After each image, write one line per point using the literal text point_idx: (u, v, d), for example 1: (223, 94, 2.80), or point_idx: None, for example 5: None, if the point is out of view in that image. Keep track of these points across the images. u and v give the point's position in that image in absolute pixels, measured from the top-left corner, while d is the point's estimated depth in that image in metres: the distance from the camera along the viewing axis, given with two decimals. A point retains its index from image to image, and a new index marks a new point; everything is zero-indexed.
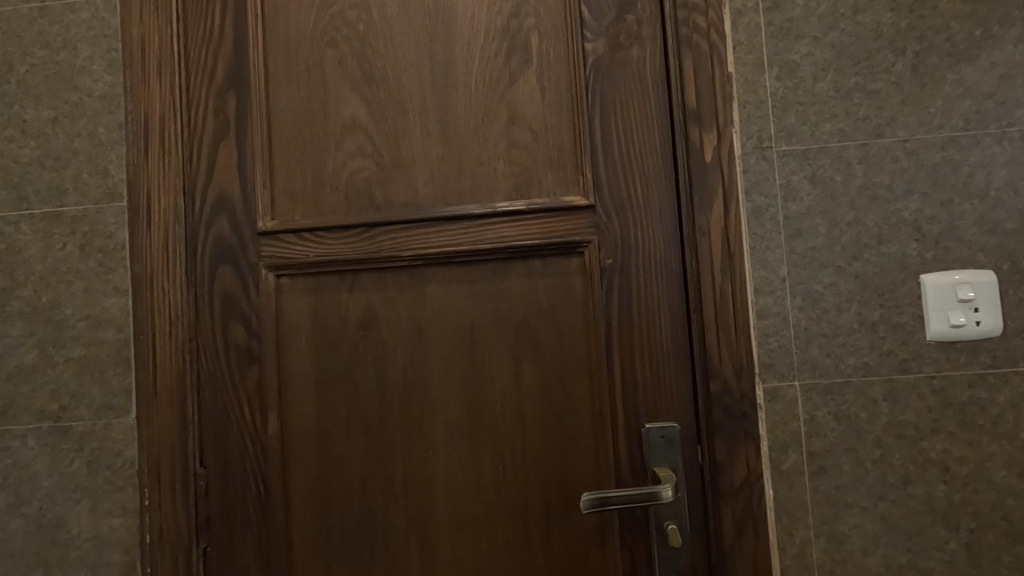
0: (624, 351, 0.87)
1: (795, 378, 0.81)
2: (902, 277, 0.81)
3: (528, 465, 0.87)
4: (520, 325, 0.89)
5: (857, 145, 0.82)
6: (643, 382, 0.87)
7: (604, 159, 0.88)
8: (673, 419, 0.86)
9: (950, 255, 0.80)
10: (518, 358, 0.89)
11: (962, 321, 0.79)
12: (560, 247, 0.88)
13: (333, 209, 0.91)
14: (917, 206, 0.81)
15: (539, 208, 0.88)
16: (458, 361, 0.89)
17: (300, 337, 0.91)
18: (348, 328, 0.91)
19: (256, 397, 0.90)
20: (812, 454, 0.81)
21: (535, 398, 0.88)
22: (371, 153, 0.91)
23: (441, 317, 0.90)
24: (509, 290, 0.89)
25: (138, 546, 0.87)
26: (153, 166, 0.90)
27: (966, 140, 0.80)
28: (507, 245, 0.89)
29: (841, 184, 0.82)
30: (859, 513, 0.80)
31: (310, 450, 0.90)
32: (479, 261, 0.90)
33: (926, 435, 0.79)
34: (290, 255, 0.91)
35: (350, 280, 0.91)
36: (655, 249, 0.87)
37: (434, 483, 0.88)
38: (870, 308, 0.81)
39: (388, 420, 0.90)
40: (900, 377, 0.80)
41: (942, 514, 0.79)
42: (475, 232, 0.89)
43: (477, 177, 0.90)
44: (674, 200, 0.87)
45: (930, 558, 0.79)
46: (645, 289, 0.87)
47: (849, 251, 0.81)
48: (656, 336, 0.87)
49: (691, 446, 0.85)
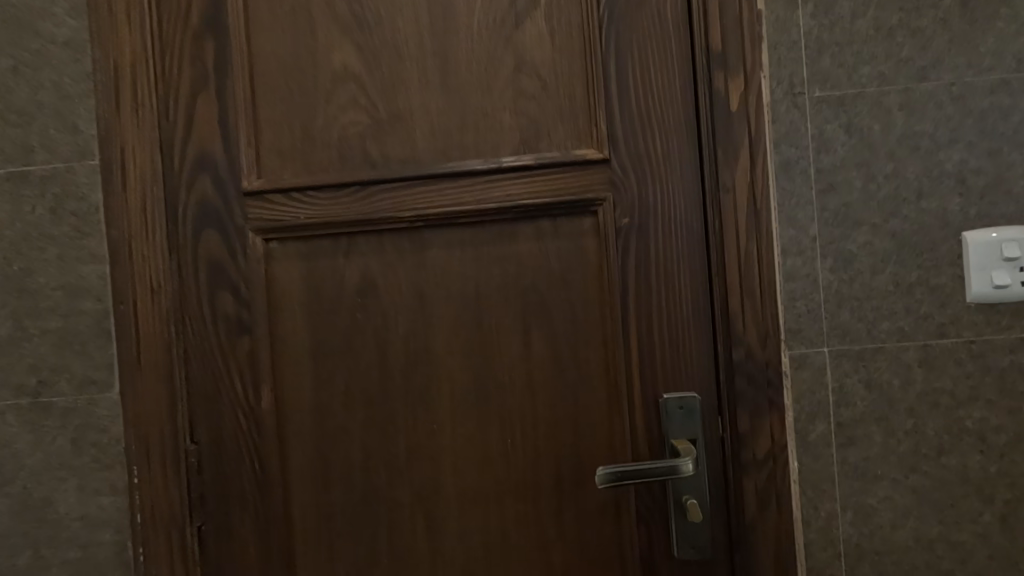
0: (640, 317, 0.81)
1: (824, 344, 0.76)
2: (943, 235, 0.74)
3: (539, 438, 0.83)
4: (529, 290, 0.83)
5: (898, 91, 0.75)
6: (661, 350, 0.81)
7: (619, 108, 0.81)
8: (692, 388, 0.81)
9: (996, 211, 0.74)
10: (527, 326, 0.83)
11: (1006, 281, 0.73)
12: (571, 206, 0.82)
13: (325, 167, 0.84)
14: (962, 157, 0.74)
15: (549, 163, 0.81)
16: (464, 330, 0.84)
17: (294, 305, 0.85)
18: (344, 295, 0.85)
19: (248, 369, 0.85)
20: (840, 424, 0.76)
21: (545, 367, 0.83)
22: (365, 103, 0.84)
23: (443, 283, 0.84)
24: (517, 254, 0.83)
25: (130, 526, 0.83)
26: (128, 120, 0.82)
27: (1018, 84, 0.73)
28: (513, 204, 0.82)
29: (879, 133, 0.75)
30: (889, 485, 0.76)
31: (307, 425, 0.85)
32: (484, 222, 0.83)
33: (962, 404, 0.75)
34: (279, 217, 0.84)
35: (345, 244, 0.84)
36: (675, 207, 0.81)
37: (440, 458, 0.84)
38: (908, 269, 0.75)
39: (390, 392, 0.85)
40: (936, 342, 0.75)
41: (975, 485, 0.75)
42: (479, 190, 0.82)
43: (480, 129, 0.83)
44: (695, 154, 0.80)
45: (961, 531, 0.75)
46: (664, 251, 0.81)
47: (887, 207, 0.75)
48: (674, 301, 0.81)
49: (712, 417, 0.81)
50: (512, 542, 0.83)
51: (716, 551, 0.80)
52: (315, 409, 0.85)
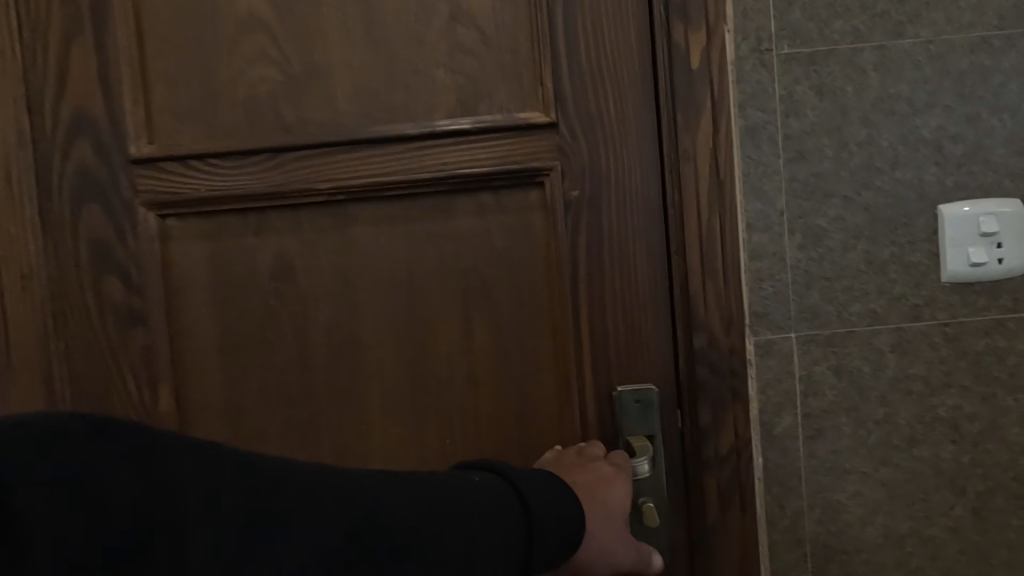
0: (594, 300, 0.73)
1: (792, 330, 0.69)
2: (918, 209, 0.68)
3: (482, 436, 0.74)
4: (469, 272, 0.74)
5: (873, 48, 0.68)
6: (614, 337, 0.74)
7: (568, 65, 0.72)
8: (649, 379, 0.73)
9: (973, 182, 0.68)
10: (467, 312, 0.74)
11: (983, 259, 0.67)
12: (515, 176, 0.72)
13: (229, 130, 0.72)
14: (939, 123, 0.68)
15: (489, 127, 0.71)
16: (395, 318, 0.74)
17: (197, 292, 0.74)
18: (257, 280, 0.74)
19: (144, 367, 0.73)
20: (808, 416, 0.70)
21: (488, 359, 0.74)
22: (275, 56, 0.72)
23: (372, 265, 0.74)
24: (455, 230, 0.74)
25: None
26: None
27: (999, 42, 0.67)
28: (450, 175, 0.72)
29: (853, 96, 0.68)
30: (858, 480, 0.70)
31: (216, 429, 0.74)
32: (417, 195, 0.73)
33: (935, 391, 0.69)
34: (176, 190, 0.72)
35: (256, 220, 0.74)
36: (630, 177, 0.72)
37: (371, 461, 0.75)
38: (881, 246, 0.69)
39: (312, 388, 0.74)
40: (910, 326, 0.69)
41: (947, 477, 0.70)
42: (411, 158, 0.72)
43: (411, 88, 0.72)
44: (652, 117, 0.72)
45: (933, 526, 0.70)
46: (619, 227, 0.73)
47: (859, 177, 0.68)
48: (630, 283, 0.73)
49: (671, 410, 0.73)
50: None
51: (676, 555, 0.74)
52: (226, 408, 0.74)
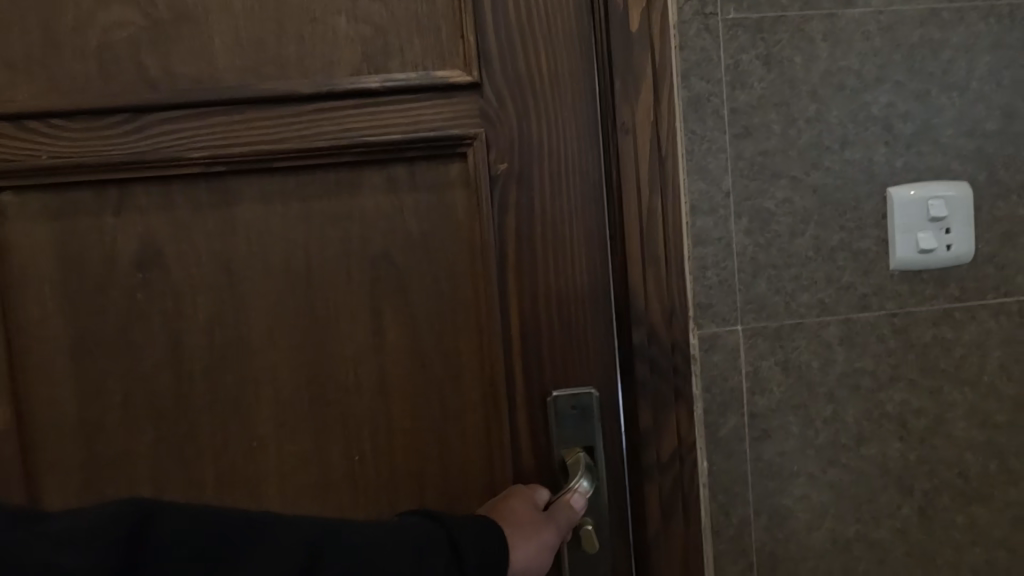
0: (526, 290, 0.65)
1: (738, 322, 0.63)
2: (867, 191, 0.64)
3: (385, 434, 0.67)
4: (376, 255, 0.66)
5: (822, 17, 0.62)
6: (549, 330, 0.66)
7: (496, 23, 0.64)
8: (588, 380, 0.66)
9: (922, 164, 0.64)
10: (374, 297, 0.66)
11: (932, 245, 0.63)
12: (431, 145, 0.64)
13: (77, 85, 0.65)
14: (889, 99, 0.63)
15: (400, 87, 0.63)
16: (285, 301, 0.67)
17: (40, 282, 0.67)
18: (116, 264, 0.67)
19: None
20: (754, 415, 0.64)
21: (399, 362, 0.67)
22: (141, 4, 0.64)
23: (261, 251, 0.67)
24: (357, 206, 0.66)
25: None
26: None
27: (949, 16, 0.63)
28: (350, 143, 0.64)
29: (801, 68, 0.62)
30: (806, 483, 0.65)
31: (68, 443, 0.67)
32: (311, 167, 0.66)
33: (884, 386, 0.65)
34: (14, 157, 0.65)
35: (115, 190, 0.67)
36: (566, 153, 0.65)
37: (255, 458, 0.68)
38: (829, 231, 0.64)
39: (184, 376, 0.68)
40: (858, 317, 0.65)
41: (895, 476, 0.66)
42: (305, 124, 0.64)
43: (306, 45, 0.64)
44: (592, 85, 0.64)
45: (879, 528, 0.66)
46: (553, 206, 0.65)
47: (808, 156, 0.63)
48: (566, 270, 0.65)
49: (610, 416, 0.67)
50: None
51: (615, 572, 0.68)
52: (86, 398, 0.67)
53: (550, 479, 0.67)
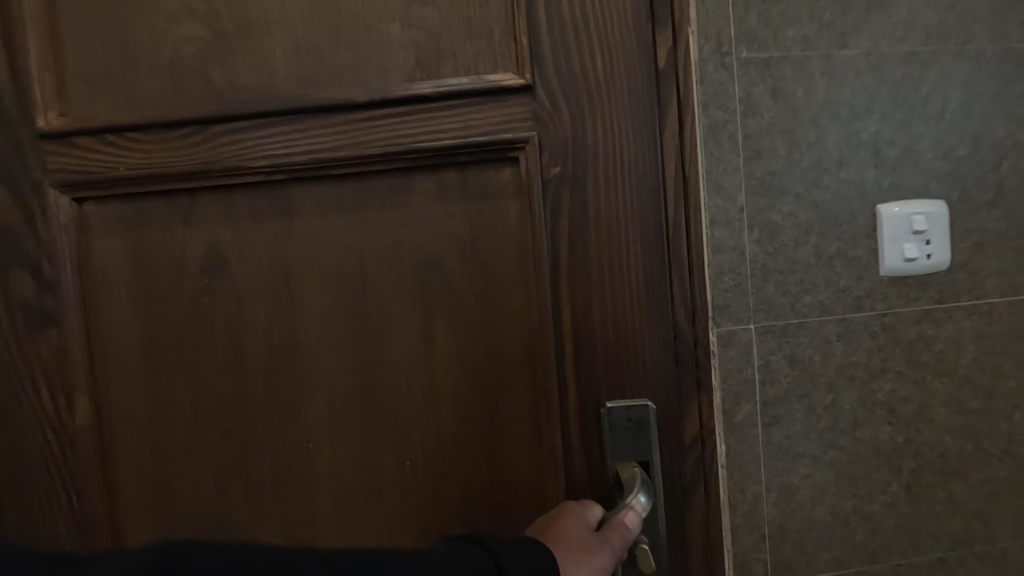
0: (574, 291, 0.70)
1: (750, 321, 0.73)
2: (860, 206, 0.73)
3: (435, 422, 0.73)
4: (427, 256, 0.72)
5: (819, 57, 0.72)
6: (596, 329, 0.71)
7: (550, 38, 0.69)
8: (642, 393, 0.71)
9: (906, 183, 0.74)
10: (425, 295, 0.72)
11: (915, 254, 0.73)
12: (482, 149, 0.70)
13: (151, 99, 0.71)
14: (877, 127, 0.73)
15: (452, 92, 0.69)
16: (341, 299, 0.73)
17: (117, 289, 0.72)
18: (186, 266, 0.73)
19: (55, 369, 0.71)
20: (765, 403, 0.73)
21: (448, 361, 0.72)
22: (210, 21, 0.70)
23: (317, 254, 0.73)
24: (412, 208, 0.72)
25: None
26: None
27: (926, 57, 0.73)
28: (404, 149, 0.70)
29: (803, 99, 0.72)
30: (810, 463, 0.74)
31: (140, 437, 0.73)
32: (368, 171, 0.71)
33: (875, 377, 0.74)
34: (94, 168, 0.71)
35: (185, 198, 0.72)
36: (617, 163, 0.70)
37: (312, 445, 0.74)
38: (828, 241, 0.73)
39: (245, 368, 0.73)
40: (853, 316, 0.74)
41: (886, 457, 0.75)
42: (363, 131, 0.70)
43: (361, 52, 0.70)
44: (641, 97, 0.69)
45: (873, 502, 0.75)
46: (603, 214, 0.70)
47: (809, 176, 0.72)
48: (614, 274, 0.70)
49: (668, 424, 0.71)
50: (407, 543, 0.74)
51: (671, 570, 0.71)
52: (156, 390, 0.73)
53: (598, 477, 0.72)
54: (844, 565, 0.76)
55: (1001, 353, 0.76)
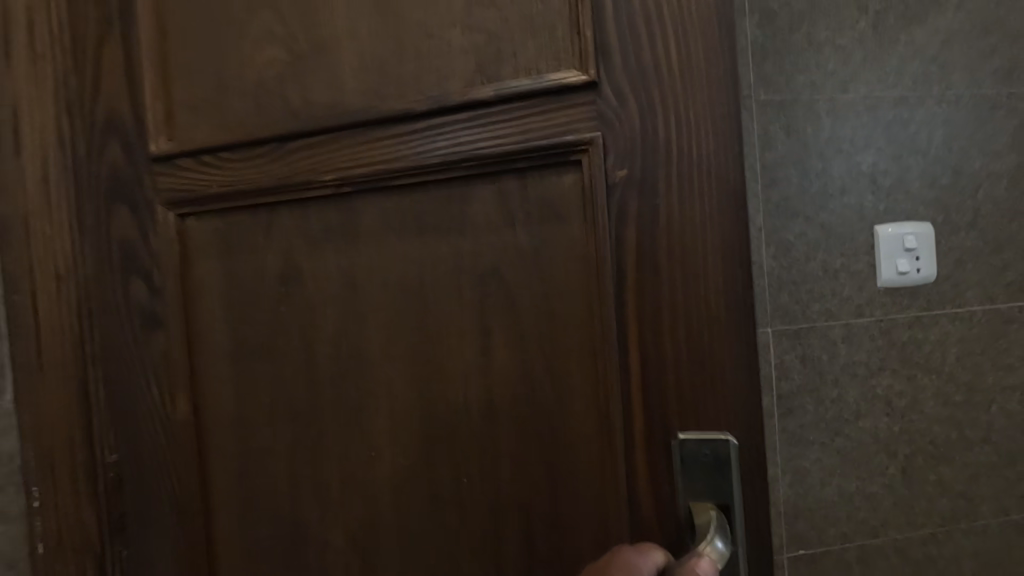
0: (651, 310, 0.59)
1: (767, 325, 0.84)
2: (860, 227, 0.85)
3: (490, 448, 0.68)
4: (486, 270, 0.67)
5: (825, 100, 0.84)
6: (676, 356, 0.59)
7: (615, 18, 0.58)
8: (722, 426, 0.58)
9: (899, 208, 0.86)
10: (482, 311, 0.67)
11: (906, 268, 0.85)
12: (544, 154, 0.62)
13: (240, 120, 0.73)
14: (874, 160, 0.85)
15: (511, 94, 0.63)
16: (397, 313, 0.70)
17: (211, 296, 0.76)
18: (267, 280, 0.74)
19: (164, 368, 0.77)
20: (780, 396, 0.85)
21: (506, 381, 0.67)
22: (287, 43, 0.71)
23: (381, 265, 0.71)
24: (470, 219, 0.67)
25: (27, 558, 0.76)
26: (22, 71, 0.76)
27: (913, 100, 0.86)
28: (461, 157, 0.65)
29: (811, 135, 0.84)
30: (819, 449, 0.85)
31: (227, 438, 0.76)
32: (427, 182, 0.67)
33: (875, 374, 0.86)
34: (193, 186, 0.75)
35: (266, 216, 0.73)
36: (700, 160, 0.58)
37: (373, 463, 0.72)
38: (834, 256, 0.85)
39: (312, 381, 0.73)
40: (855, 321, 0.86)
41: (885, 444, 0.87)
42: (421, 140, 0.66)
43: (423, 60, 0.66)
44: (726, 82, 0.57)
45: (874, 483, 0.87)
46: (679, 219, 0.58)
47: (817, 201, 0.84)
48: (694, 291, 0.58)
49: (750, 463, 0.57)
50: (461, 573, 0.69)
51: None
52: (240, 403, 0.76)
53: (670, 524, 0.60)
54: (850, 539, 0.87)
55: (980, 353, 0.88)
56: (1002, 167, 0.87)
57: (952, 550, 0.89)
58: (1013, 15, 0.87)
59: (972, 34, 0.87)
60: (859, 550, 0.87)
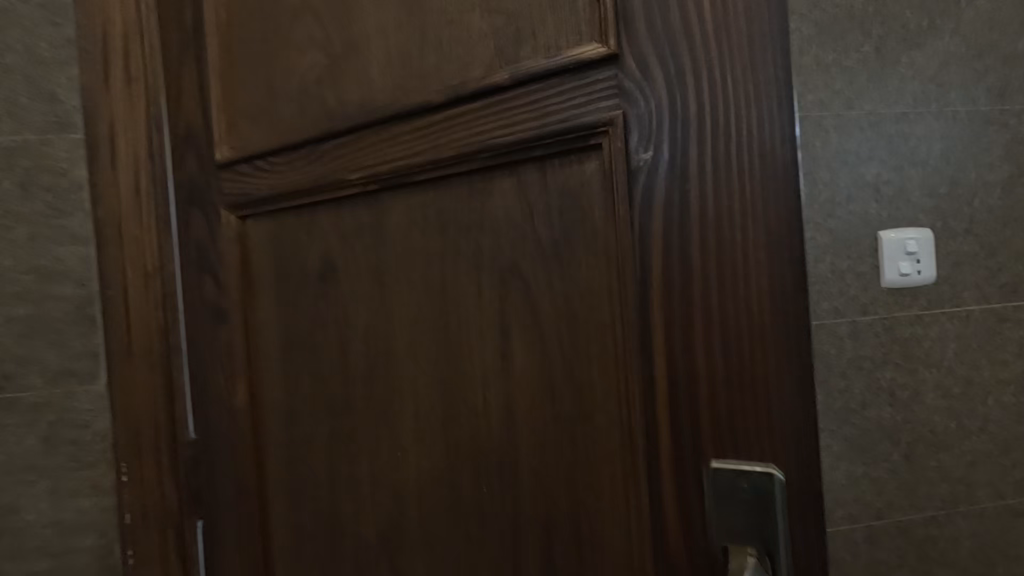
0: (683, 309, 0.44)
1: None
2: (865, 232, 0.93)
3: (514, 496, 0.57)
4: (502, 261, 0.56)
5: (832, 116, 0.92)
6: (742, 373, 0.42)
7: None
8: (767, 454, 0.42)
9: (900, 215, 0.93)
10: (501, 307, 0.56)
11: (907, 270, 0.93)
12: (564, 134, 0.50)
13: (289, 123, 0.70)
14: (877, 170, 0.93)
15: (524, 74, 0.52)
16: (414, 307, 0.63)
17: (265, 299, 0.75)
18: (308, 288, 0.72)
19: (229, 362, 0.78)
20: None
21: (526, 412, 0.56)
22: (325, 44, 0.67)
23: (404, 276, 0.63)
24: (485, 200, 0.57)
25: (115, 528, 0.81)
26: (118, 89, 0.79)
27: (913, 117, 0.94)
28: (479, 149, 0.55)
29: (820, 148, 0.92)
30: (828, 435, 0.93)
31: (275, 448, 0.75)
32: (448, 176, 0.59)
33: (879, 367, 0.94)
34: (244, 192, 0.75)
35: (308, 221, 0.70)
36: (744, 100, 0.42)
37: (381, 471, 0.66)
38: (841, 259, 0.93)
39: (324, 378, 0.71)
40: (861, 318, 0.93)
41: (889, 432, 0.94)
42: (438, 135, 0.58)
43: (444, 48, 0.58)
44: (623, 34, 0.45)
45: (879, 468, 0.94)
46: (724, 183, 0.42)
47: (825, 209, 0.92)
48: (752, 284, 0.42)
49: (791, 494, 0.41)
50: None
51: None
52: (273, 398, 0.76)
53: None
54: (856, 520, 0.94)
55: (976, 349, 0.96)
56: (995, 179, 0.95)
57: (952, 531, 0.96)
58: (1005, 39, 0.95)
59: (967, 56, 0.95)
60: (865, 531, 0.94)
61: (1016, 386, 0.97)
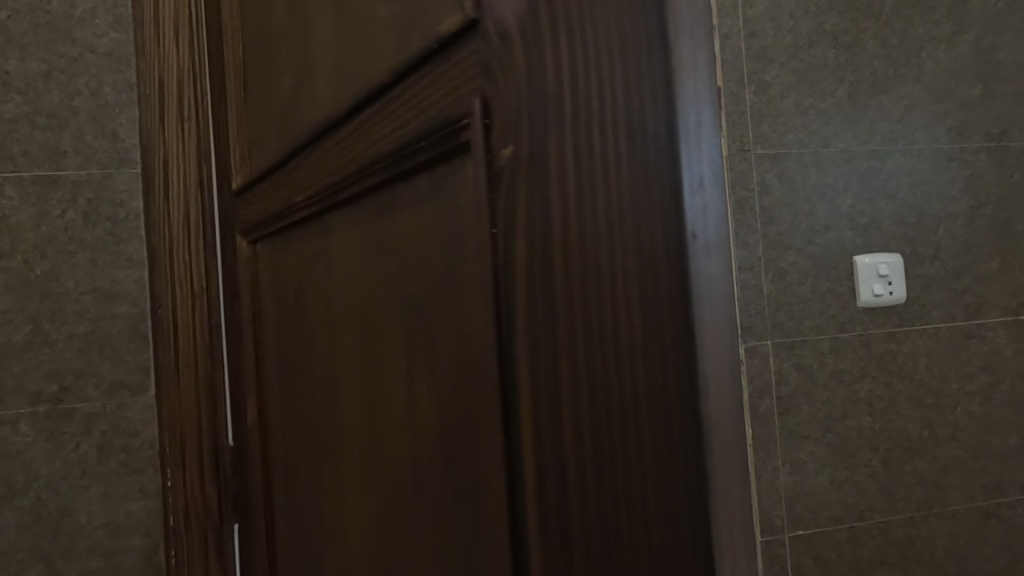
0: (534, 416, 0.29)
1: (769, 337, 1.01)
2: (841, 257, 1.03)
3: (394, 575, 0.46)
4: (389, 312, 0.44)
5: (810, 152, 1.03)
6: (578, 477, 0.28)
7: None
8: None
9: (872, 242, 1.03)
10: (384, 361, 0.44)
11: (881, 291, 1.02)
12: (424, 137, 0.37)
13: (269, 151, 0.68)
14: (852, 202, 1.03)
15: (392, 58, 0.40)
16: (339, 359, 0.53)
17: (264, 315, 0.74)
18: (283, 310, 0.68)
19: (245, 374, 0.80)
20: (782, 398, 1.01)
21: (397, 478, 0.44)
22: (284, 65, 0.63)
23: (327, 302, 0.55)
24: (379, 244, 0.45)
25: (161, 528, 0.87)
26: (172, 131, 0.86)
27: (881, 153, 1.04)
28: (364, 161, 0.45)
29: (800, 182, 1.02)
30: (813, 443, 1.01)
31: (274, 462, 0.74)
32: (348, 196, 0.50)
33: (857, 380, 1.03)
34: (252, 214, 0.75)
35: (281, 240, 0.67)
36: (615, 145, 0.28)
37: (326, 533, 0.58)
38: (820, 282, 1.02)
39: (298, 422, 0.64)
40: (839, 335, 1.03)
41: (868, 438, 1.03)
42: (341, 144, 0.49)
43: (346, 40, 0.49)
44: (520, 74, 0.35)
45: (860, 473, 1.03)
46: (579, 213, 0.28)
47: (806, 236, 1.02)
48: (602, 360, 0.28)
49: None
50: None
51: None
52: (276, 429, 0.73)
53: None
54: (840, 522, 1.02)
55: (946, 364, 1.05)
56: (957, 209, 1.06)
57: (927, 531, 1.04)
58: (962, 85, 1.07)
59: (929, 101, 1.06)
60: (848, 531, 1.02)
61: (982, 396, 1.06)
